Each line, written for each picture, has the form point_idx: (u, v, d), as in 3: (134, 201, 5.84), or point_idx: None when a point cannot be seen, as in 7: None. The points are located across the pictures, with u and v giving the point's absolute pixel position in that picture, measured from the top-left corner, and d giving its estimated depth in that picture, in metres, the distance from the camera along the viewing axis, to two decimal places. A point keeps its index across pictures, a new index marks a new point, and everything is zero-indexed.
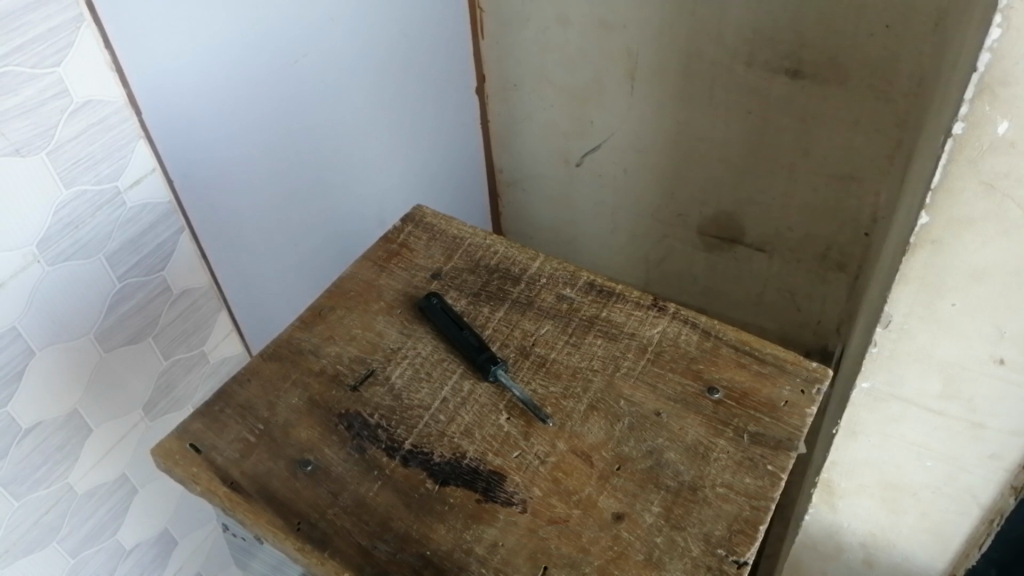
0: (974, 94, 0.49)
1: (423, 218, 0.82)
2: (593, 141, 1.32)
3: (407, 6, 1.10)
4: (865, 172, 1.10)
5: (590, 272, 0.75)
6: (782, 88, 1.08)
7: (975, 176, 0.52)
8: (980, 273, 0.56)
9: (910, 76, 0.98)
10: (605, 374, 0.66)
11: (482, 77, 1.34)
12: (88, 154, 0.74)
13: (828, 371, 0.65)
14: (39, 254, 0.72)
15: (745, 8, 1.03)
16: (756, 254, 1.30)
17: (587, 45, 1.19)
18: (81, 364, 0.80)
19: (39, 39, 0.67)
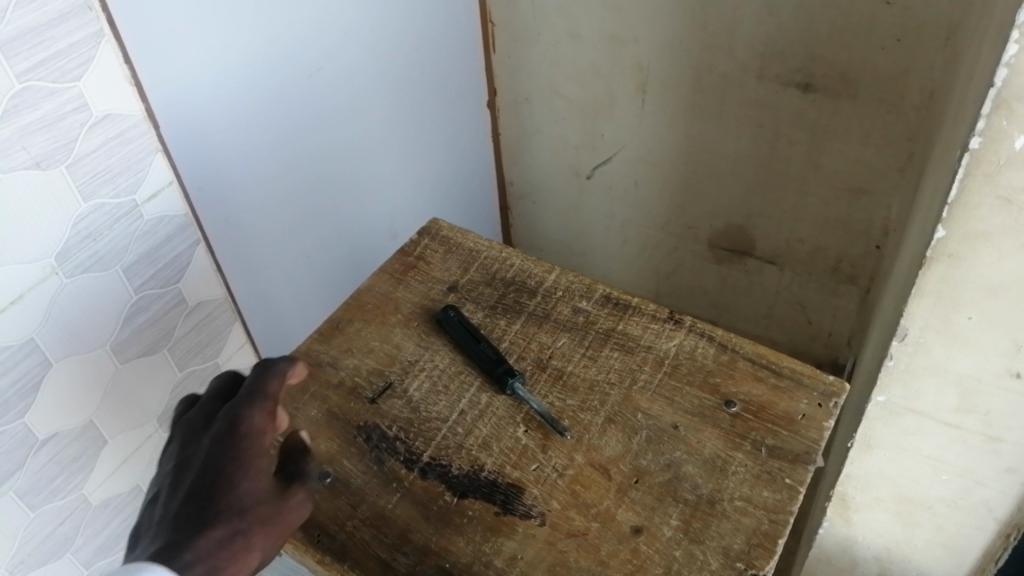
0: (991, 109, 0.49)
1: (439, 231, 0.82)
2: (603, 154, 1.32)
3: (420, 20, 1.11)
4: (876, 185, 1.10)
5: (606, 285, 0.75)
6: (793, 102, 1.08)
7: (992, 191, 0.52)
8: (997, 286, 0.56)
9: (922, 89, 0.98)
10: (622, 386, 0.67)
11: (493, 91, 1.35)
12: (107, 167, 0.74)
13: (845, 385, 0.65)
14: (57, 266, 0.72)
15: (756, 22, 1.03)
16: (767, 266, 1.30)
17: (599, 59, 1.20)
18: (98, 376, 0.80)
19: (61, 55, 0.67)
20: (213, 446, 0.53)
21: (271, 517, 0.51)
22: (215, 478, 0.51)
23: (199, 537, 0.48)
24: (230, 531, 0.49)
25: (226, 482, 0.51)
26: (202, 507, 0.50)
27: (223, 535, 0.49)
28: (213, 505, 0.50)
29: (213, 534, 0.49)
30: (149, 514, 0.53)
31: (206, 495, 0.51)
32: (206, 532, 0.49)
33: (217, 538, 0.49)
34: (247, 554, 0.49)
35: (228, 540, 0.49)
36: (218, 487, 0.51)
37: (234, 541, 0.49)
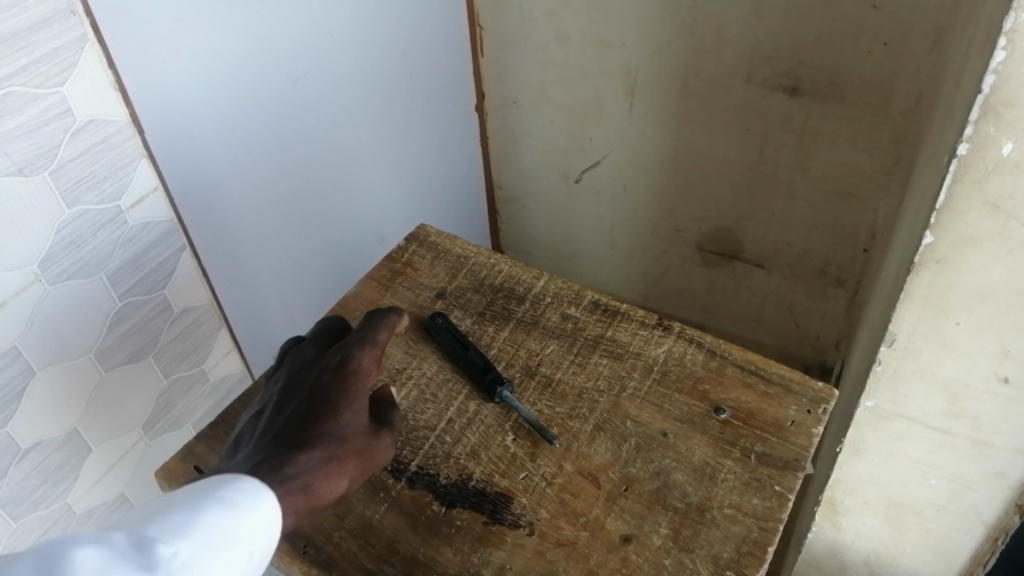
0: (978, 116, 0.49)
1: (426, 237, 0.82)
2: (592, 157, 1.32)
3: (407, 24, 1.10)
4: (863, 189, 1.11)
5: (595, 291, 0.75)
6: (781, 106, 1.09)
7: (980, 197, 0.52)
8: (984, 292, 0.56)
9: (909, 93, 0.98)
10: (610, 394, 0.66)
11: (481, 94, 1.35)
12: (91, 173, 0.73)
13: (834, 392, 0.65)
14: (40, 273, 0.72)
15: (743, 26, 1.03)
16: (755, 269, 1.30)
17: (587, 63, 1.20)
18: (82, 383, 0.79)
19: (43, 59, 0.66)
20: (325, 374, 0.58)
21: (359, 456, 0.56)
22: (319, 406, 0.56)
23: (300, 457, 0.52)
24: (327, 458, 0.53)
25: (329, 412, 0.55)
26: (306, 430, 0.54)
27: (320, 458, 0.53)
28: (316, 429, 0.54)
29: (313, 456, 0.53)
30: (253, 429, 0.58)
31: (309, 419, 0.55)
32: (307, 453, 0.53)
33: (315, 460, 0.53)
34: (335, 483, 0.53)
35: (322, 463, 0.53)
36: (321, 415, 0.55)
37: (328, 467, 0.53)
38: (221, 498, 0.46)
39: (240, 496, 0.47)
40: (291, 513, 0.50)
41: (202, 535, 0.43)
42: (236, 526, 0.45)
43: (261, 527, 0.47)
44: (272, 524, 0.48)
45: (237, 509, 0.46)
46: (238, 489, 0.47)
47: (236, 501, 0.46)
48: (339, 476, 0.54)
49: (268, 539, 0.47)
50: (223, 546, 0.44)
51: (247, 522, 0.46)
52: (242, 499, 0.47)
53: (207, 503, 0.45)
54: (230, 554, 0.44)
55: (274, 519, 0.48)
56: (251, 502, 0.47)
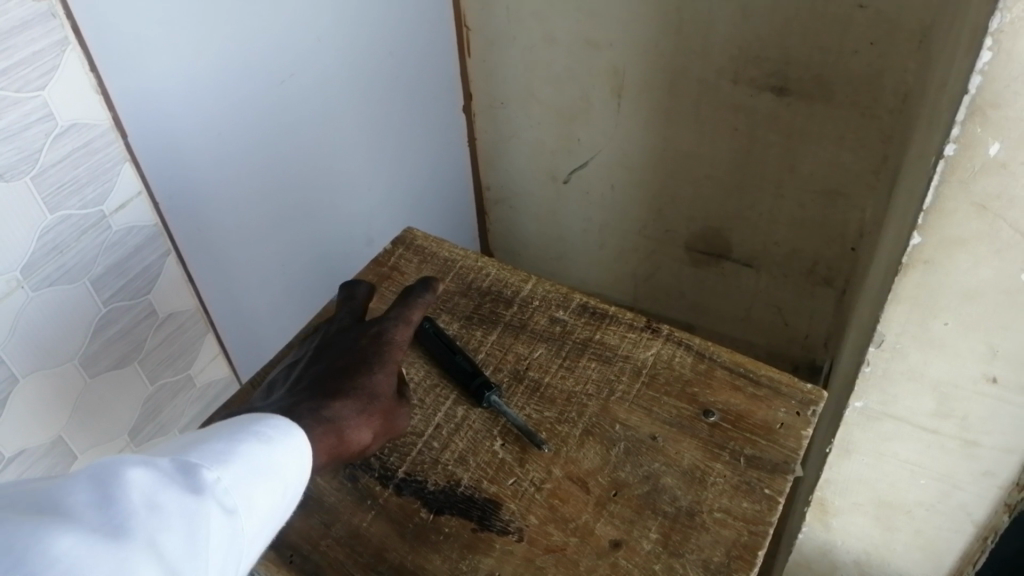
0: (965, 116, 0.49)
1: (413, 241, 0.82)
2: (580, 158, 1.32)
3: (393, 25, 1.10)
4: (850, 188, 1.11)
5: (583, 294, 0.75)
6: (768, 106, 1.09)
7: (967, 198, 0.52)
8: (972, 292, 0.56)
9: (895, 92, 0.99)
10: (599, 398, 0.66)
11: (469, 95, 1.34)
12: (73, 178, 0.72)
13: (823, 393, 0.65)
14: (22, 279, 0.71)
15: (730, 26, 1.03)
16: (743, 269, 1.30)
17: (574, 63, 1.20)
18: (66, 390, 0.78)
19: (23, 63, 0.66)
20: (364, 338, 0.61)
21: (386, 415, 0.58)
22: (355, 363, 0.58)
23: (336, 403, 0.54)
24: (360, 409, 0.55)
25: (366, 368, 0.58)
26: (342, 382, 0.56)
27: (354, 407, 0.55)
28: (352, 382, 0.56)
29: (348, 404, 0.55)
30: (285, 383, 0.60)
31: (345, 373, 0.57)
32: (342, 400, 0.55)
33: (349, 408, 0.55)
34: (363, 434, 0.55)
35: (356, 411, 0.55)
36: (357, 371, 0.57)
37: (360, 418, 0.55)
38: (258, 433, 0.47)
39: (276, 432, 0.48)
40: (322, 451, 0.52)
41: (245, 465, 0.45)
42: (274, 458, 0.47)
43: (297, 462, 0.48)
44: (306, 461, 0.49)
45: (274, 443, 0.48)
46: (273, 425, 0.49)
47: (273, 435, 0.48)
48: (368, 428, 0.56)
49: (301, 475, 0.49)
50: (263, 476, 0.45)
51: (284, 456, 0.47)
52: (276, 434, 0.48)
53: (245, 436, 0.47)
54: (270, 483, 0.46)
55: (308, 457, 0.49)
56: (288, 438, 0.48)
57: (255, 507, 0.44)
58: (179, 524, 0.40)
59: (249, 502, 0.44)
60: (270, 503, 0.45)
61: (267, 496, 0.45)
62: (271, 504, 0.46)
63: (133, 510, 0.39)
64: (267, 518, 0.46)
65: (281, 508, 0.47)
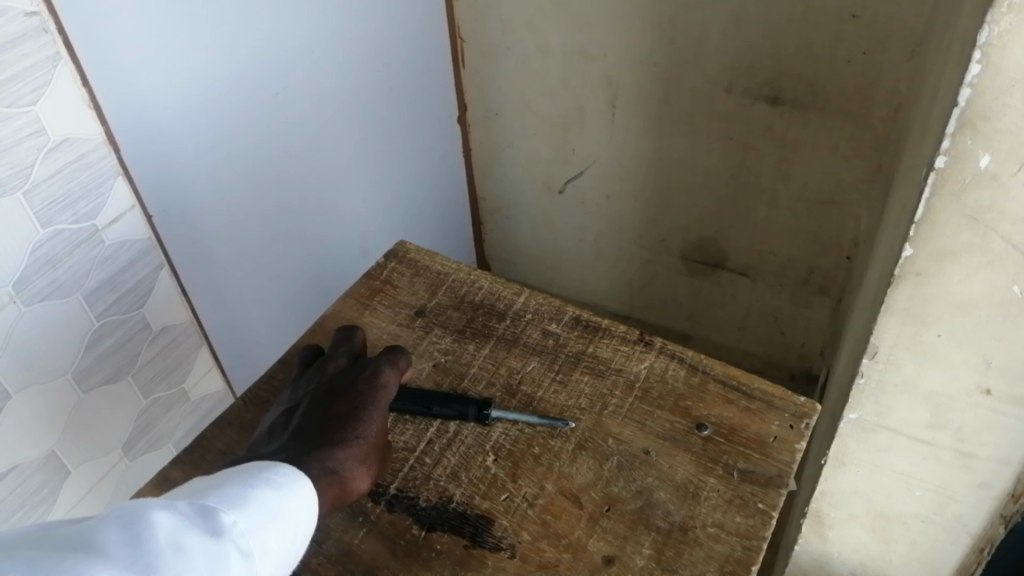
0: (955, 129, 0.49)
1: (406, 254, 0.82)
2: (575, 169, 1.32)
3: (386, 36, 1.10)
4: (844, 197, 1.11)
5: (576, 307, 0.75)
6: (762, 115, 1.09)
7: (959, 210, 0.52)
8: (964, 304, 0.56)
9: (889, 101, 0.99)
10: (592, 412, 0.66)
11: (463, 106, 1.34)
12: (66, 193, 0.72)
13: (816, 406, 0.65)
14: (15, 294, 0.70)
15: (722, 36, 1.03)
16: (739, 278, 1.30)
17: (568, 75, 1.20)
18: (59, 405, 0.78)
19: (15, 78, 0.65)
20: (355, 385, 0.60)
21: (380, 459, 0.58)
22: (351, 407, 0.58)
23: (335, 452, 0.54)
24: (358, 459, 0.55)
25: (362, 412, 0.58)
26: (340, 428, 0.56)
27: (356, 456, 0.55)
28: (352, 427, 0.56)
29: (350, 453, 0.55)
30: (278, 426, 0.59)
31: (343, 418, 0.57)
32: (342, 449, 0.55)
33: (351, 457, 0.55)
34: (360, 482, 0.55)
35: (357, 460, 0.55)
36: (354, 416, 0.57)
37: (359, 468, 0.55)
38: (268, 480, 0.47)
39: (285, 479, 0.48)
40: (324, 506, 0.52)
41: (259, 510, 0.45)
42: (285, 503, 0.46)
43: (306, 507, 0.48)
44: (313, 507, 0.49)
45: (284, 489, 0.47)
46: (283, 473, 0.49)
47: (283, 481, 0.48)
48: (366, 476, 0.56)
49: (309, 521, 0.48)
50: (277, 521, 0.45)
51: (294, 502, 0.47)
52: (286, 481, 0.48)
53: (258, 482, 0.47)
54: (283, 528, 0.45)
55: (315, 505, 0.49)
56: (296, 485, 0.48)
57: (270, 552, 0.44)
58: (203, 563, 0.40)
59: (264, 546, 0.44)
60: (283, 548, 0.45)
61: (280, 541, 0.45)
62: (283, 551, 0.45)
63: (160, 549, 0.39)
64: (280, 566, 0.45)
65: (293, 555, 0.46)
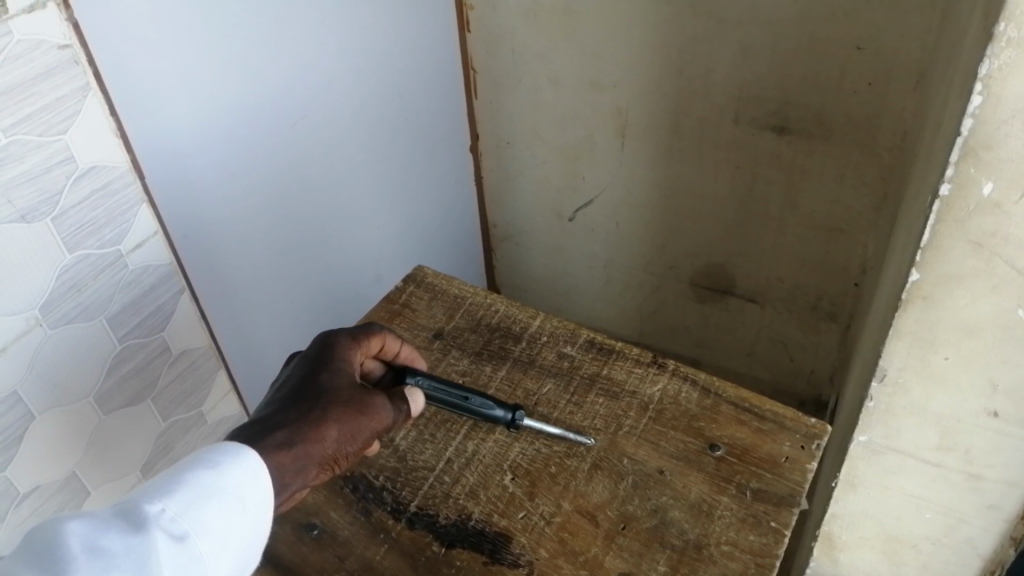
0: (958, 157, 0.51)
1: (424, 278, 0.84)
2: (585, 197, 1.34)
3: (401, 66, 1.12)
4: (851, 225, 1.12)
5: (590, 330, 0.76)
6: (769, 144, 1.11)
7: (964, 235, 0.54)
8: (971, 328, 0.58)
9: (894, 131, 1.01)
10: (607, 432, 0.67)
11: (475, 135, 1.37)
12: (92, 219, 0.74)
13: (827, 427, 0.66)
14: (41, 317, 0.72)
15: (730, 67, 1.06)
16: (748, 305, 1.32)
17: (578, 105, 1.23)
18: (81, 427, 0.80)
19: (46, 109, 0.68)
20: (313, 357, 0.63)
21: (352, 404, 0.59)
22: (307, 375, 0.61)
23: (283, 412, 0.57)
24: (312, 410, 0.57)
25: (311, 374, 0.60)
26: (292, 393, 0.59)
27: (308, 411, 0.57)
28: (307, 392, 0.59)
29: (301, 410, 0.57)
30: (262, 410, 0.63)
31: (299, 386, 0.60)
32: (290, 408, 0.57)
33: (302, 414, 0.57)
34: (326, 429, 0.57)
35: (309, 415, 0.57)
36: (309, 380, 0.60)
37: (315, 418, 0.57)
38: (207, 461, 0.50)
39: (226, 457, 0.51)
40: (282, 461, 0.54)
41: (191, 494, 0.48)
42: (223, 480, 0.50)
43: (250, 478, 0.51)
44: (262, 474, 0.52)
45: (223, 467, 0.50)
46: (223, 451, 0.51)
47: (223, 459, 0.51)
48: (331, 422, 0.57)
49: (262, 488, 0.51)
50: (213, 499, 0.48)
51: (234, 478, 0.50)
52: (225, 458, 0.51)
53: (194, 467, 0.50)
54: (220, 504, 0.49)
55: (263, 471, 0.52)
56: (238, 460, 0.51)
57: (209, 528, 0.47)
58: (122, 559, 0.43)
59: (199, 525, 0.47)
60: (224, 521, 0.48)
61: (219, 519, 0.48)
62: (228, 526, 0.48)
63: (75, 554, 0.42)
64: (232, 536, 0.49)
65: (245, 525, 0.50)
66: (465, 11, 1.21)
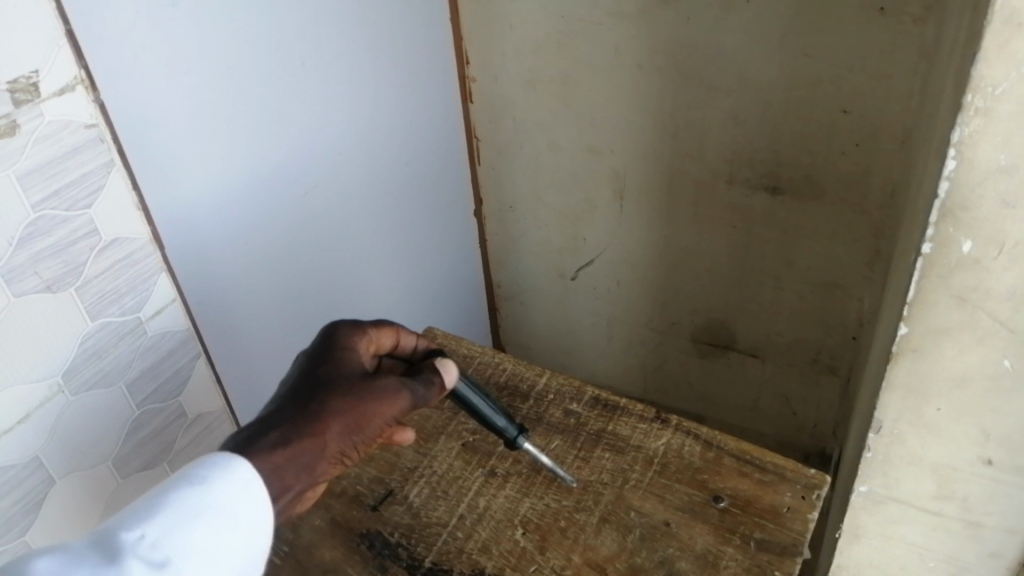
0: (937, 218, 0.54)
1: (434, 339, 0.87)
2: (586, 257, 1.38)
3: (408, 135, 1.17)
4: (847, 279, 1.15)
5: (595, 387, 0.79)
6: (763, 205, 1.15)
7: (948, 291, 0.57)
8: (960, 379, 0.60)
9: (883, 189, 1.04)
10: (614, 486, 0.69)
11: (479, 199, 1.41)
12: (114, 287, 0.77)
13: (826, 477, 0.68)
14: (63, 384, 0.74)
15: (723, 131, 1.10)
16: (749, 360, 1.34)
17: (578, 169, 1.27)
18: (99, 490, 0.81)
19: (74, 184, 0.71)
20: (319, 351, 0.65)
21: (356, 394, 0.60)
22: (313, 368, 0.63)
23: (282, 409, 0.59)
24: (309, 405, 0.59)
25: (316, 368, 0.62)
26: (297, 386, 0.61)
27: (313, 403, 0.59)
28: (313, 385, 0.61)
29: (306, 403, 0.59)
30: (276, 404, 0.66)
31: (305, 379, 0.62)
32: (292, 403, 0.59)
33: (307, 407, 0.59)
34: (330, 421, 0.58)
35: (314, 406, 0.59)
36: (315, 373, 0.62)
37: (314, 411, 0.58)
38: (192, 477, 0.53)
39: (213, 471, 0.53)
40: (278, 459, 0.55)
41: (173, 517, 0.51)
42: (207, 498, 0.52)
43: (237, 490, 0.53)
44: (250, 484, 0.54)
45: (208, 483, 0.52)
46: (211, 464, 0.54)
47: (208, 475, 0.53)
48: (330, 414, 0.58)
49: (252, 498, 0.54)
50: (196, 520, 0.51)
51: (219, 494, 0.52)
52: (212, 472, 0.53)
53: (179, 486, 0.52)
54: (203, 524, 0.51)
55: (252, 481, 0.54)
56: (225, 473, 0.53)
57: (192, 548, 0.50)
58: None
59: (182, 547, 0.50)
60: (208, 541, 0.51)
61: (203, 537, 0.51)
62: (214, 544, 0.51)
63: None
64: (219, 552, 0.52)
65: (233, 539, 0.52)
66: (468, 83, 1.27)
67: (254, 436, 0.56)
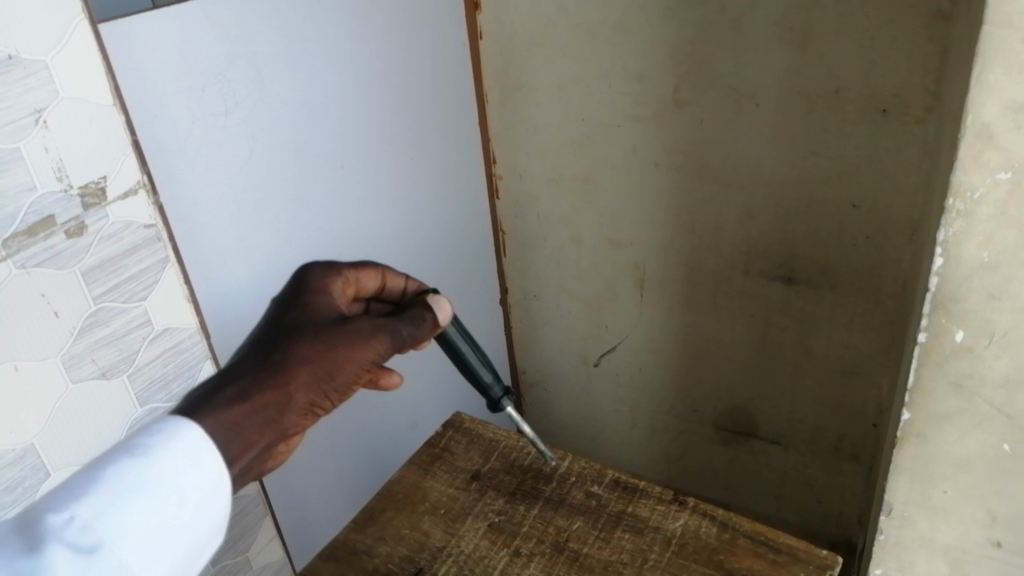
0: (931, 310, 0.61)
1: (462, 424, 0.92)
2: (608, 344, 1.42)
3: (438, 229, 1.24)
4: (864, 367, 1.18)
5: (615, 470, 0.83)
6: (779, 294, 1.19)
7: (945, 378, 0.63)
8: (963, 462, 0.66)
9: (895, 280, 1.08)
10: (633, 567, 0.72)
11: (504, 289, 1.47)
12: (162, 375, 0.82)
13: (838, 557, 0.70)
14: None
15: (737, 225, 1.16)
16: (771, 447, 1.35)
17: (599, 261, 1.33)
18: None
19: (131, 279, 0.77)
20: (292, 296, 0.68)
21: (324, 341, 0.63)
22: (284, 315, 0.66)
23: (249, 357, 0.61)
24: (275, 352, 0.61)
25: (289, 314, 0.66)
26: (268, 331, 0.64)
27: (282, 347, 0.62)
28: (283, 329, 0.64)
29: (275, 348, 0.62)
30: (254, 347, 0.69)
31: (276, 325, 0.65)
32: (261, 349, 0.62)
33: (275, 353, 0.61)
34: (297, 369, 0.61)
35: (282, 351, 0.61)
36: (286, 320, 0.65)
37: (281, 357, 0.61)
38: (133, 450, 0.52)
39: (156, 442, 0.53)
40: (240, 410, 0.57)
41: (113, 493, 0.50)
42: (150, 471, 0.52)
43: (184, 460, 0.53)
44: (196, 452, 0.54)
45: (151, 455, 0.52)
46: (154, 434, 0.53)
47: (150, 444, 0.52)
48: (297, 363, 0.61)
49: (199, 467, 0.54)
50: (140, 494, 0.50)
51: (163, 467, 0.52)
52: (156, 442, 0.53)
53: (118, 461, 0.51)
54: (146, 497, 0.51)
55: (197, 449, 0.54)
56: (170, 443, 0.53)
57: (137, 521, 0.50)
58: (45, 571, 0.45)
59: (124, 522, 0.49)
60: (154, 514, 0.51)
61: (148, 511, 0.50)
62: (159, 517, 0.51)
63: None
64: (165, 523, 0.51)
65: (179, 513, 0.52)
66: (494, 180, 1.35)
67: (217, 387, 0.59)
